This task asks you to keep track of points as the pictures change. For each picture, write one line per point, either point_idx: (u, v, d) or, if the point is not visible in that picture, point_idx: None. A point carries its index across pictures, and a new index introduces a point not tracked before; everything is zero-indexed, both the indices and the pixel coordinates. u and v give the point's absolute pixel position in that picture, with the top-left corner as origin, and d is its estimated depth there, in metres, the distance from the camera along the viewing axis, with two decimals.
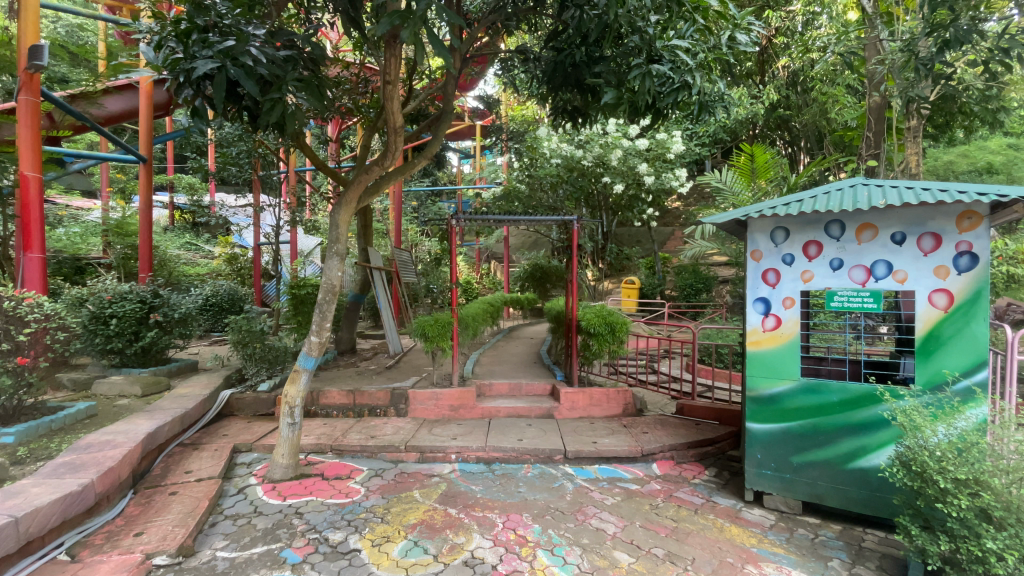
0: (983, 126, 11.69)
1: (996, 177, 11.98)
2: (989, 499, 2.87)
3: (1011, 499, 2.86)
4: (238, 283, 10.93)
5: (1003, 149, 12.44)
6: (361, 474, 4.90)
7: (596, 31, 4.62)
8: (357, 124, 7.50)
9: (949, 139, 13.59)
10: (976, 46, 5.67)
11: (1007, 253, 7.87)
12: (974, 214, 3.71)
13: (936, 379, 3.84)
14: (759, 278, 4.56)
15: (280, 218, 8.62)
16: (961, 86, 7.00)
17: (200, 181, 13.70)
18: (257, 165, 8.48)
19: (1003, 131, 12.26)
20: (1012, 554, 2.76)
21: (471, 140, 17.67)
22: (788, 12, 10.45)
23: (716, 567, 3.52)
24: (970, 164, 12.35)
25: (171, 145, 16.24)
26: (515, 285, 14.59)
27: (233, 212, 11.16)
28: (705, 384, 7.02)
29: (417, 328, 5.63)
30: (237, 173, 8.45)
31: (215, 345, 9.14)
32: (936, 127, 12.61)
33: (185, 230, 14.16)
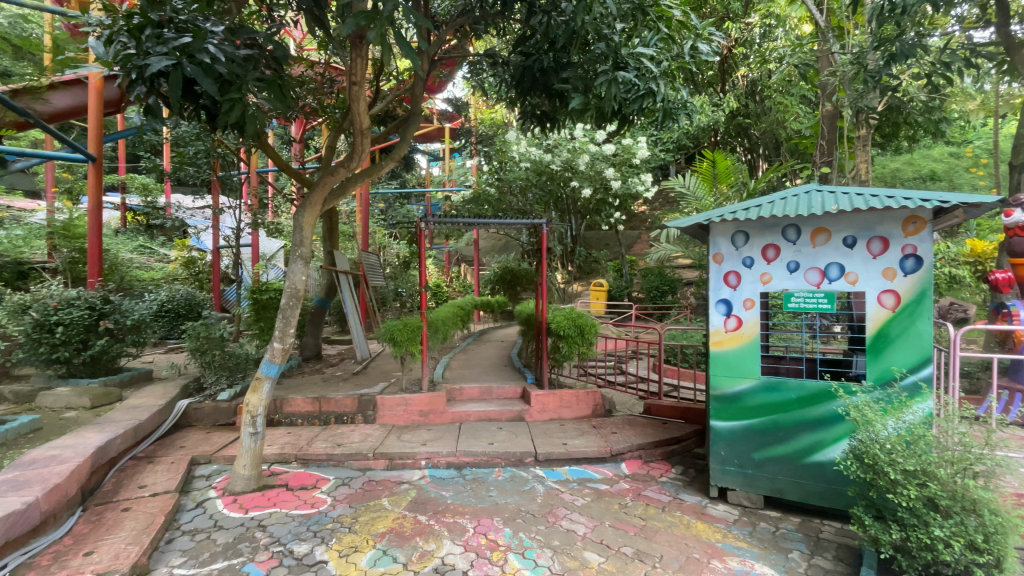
0: (926, 135, 12.35)
1: (938, 184, 12.66)
2: (936, 488, 3.04)
3: (955, 488, 3.04)
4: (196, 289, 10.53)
5: (943, 157, 13.17)
6: (328, 484, 4.79)
7: (563, 37, 4.69)
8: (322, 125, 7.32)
9: (895, 148, 14.29)
10: (921, 60, 5.98)
11: (950, 255, 8.31)
12: (918, 219, 3.94)
13: (886, 376, 4.05)
14: (721, 281, 4.70)
15: (241, 221, 8.32)
16: (906, 98, 7.38)
17: (154, 182, 13.13)
18: (216, 165, 8.21)
19: (944, 140, 12.96)
20: (958, 540, 2.92)
21: (439, 142, 17.54)
22: (745, 24, 10.81)
23: (683, 563, 3.60)
24: (915, 171, 13.03)
25: (123, 144, 15.43)
26: (486, 288, 14.54)
27: (190, 214, 10.74)
28: (671, 383, 7.14)
29: (386, 333, 5.53)
30: (194, 174, 8.15)
31: (171, 353, 8.76)
32: (883, 136, 13.25)
33: (139, 233, 13.53)
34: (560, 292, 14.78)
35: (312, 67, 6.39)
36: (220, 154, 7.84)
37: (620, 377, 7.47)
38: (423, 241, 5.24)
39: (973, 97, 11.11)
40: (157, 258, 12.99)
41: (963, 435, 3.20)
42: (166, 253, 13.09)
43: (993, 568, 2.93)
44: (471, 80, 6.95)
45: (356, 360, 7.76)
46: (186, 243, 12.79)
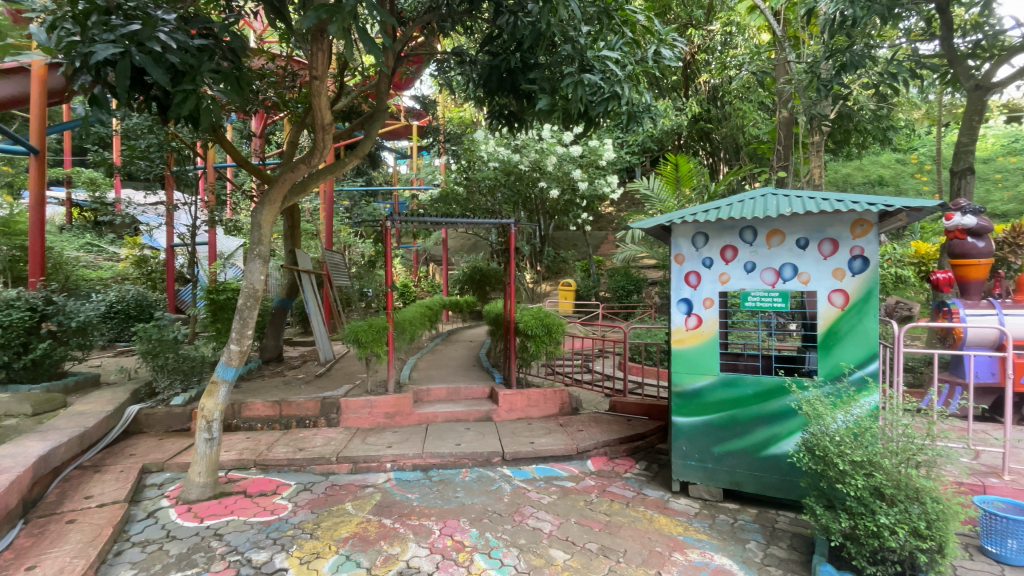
0: (875, 142, 12.98)
1: (885, 189, 13.32)
2: (881, 478, 3.22)
3: (899, 477, 3.22)
4: (148, 290, 10.04)
5: (890, 163, 13.87)
6: (288, 490, 4.66)
7: (529, 38, 4.73)
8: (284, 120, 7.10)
9: (846, 154, 14.94)
10: (870, 71, 6.28)
11: (896, 256, 8.78)
12: (865, 222, 4.15)
13: (836, 371, 4.25)
14: (682, 280, 4.83)
15: (196, 218, 7.99)
16: (856, 106, 7.75)
17: (103, 176, 12.46)
18: (170, 160, 7.86)
19: (891, 148, 13.65)
20: (903, 527, 3.10)
21: (405, 140, 17.30)
22: (708, 31, 11.07)
23: (646, 557, 3.68)
24: (864, 177, 13.69)
25: (69, 136, 14.61)
26: (454, 288, 14.45)
27: (142, 211, 10.24)
28: (636, 380, 7.27)
29: (350, 334, 5.42)
30: (147, 168, 7.77)
31: (120, 357, 8.33)
32: (836, 143, 13.85)
33: (87, 230, 12.82)
34: (528, 292, 14.81)
35: (273, 60, 6.19)
36: (174, 148, 7.50)
37: (587, 376, 7.55)
38: (389, 239, 5.14)
39: (917, 107, 11.72)
40: (105, 256, 12.33)
41: (906, 427, 3.40)
42: (115, 252, 12.43)
43: (934, 552, 3.11)
44: (437, 78, 6.87)
45: (319, 362, 7.58)
46: (138, 241, 12.18)
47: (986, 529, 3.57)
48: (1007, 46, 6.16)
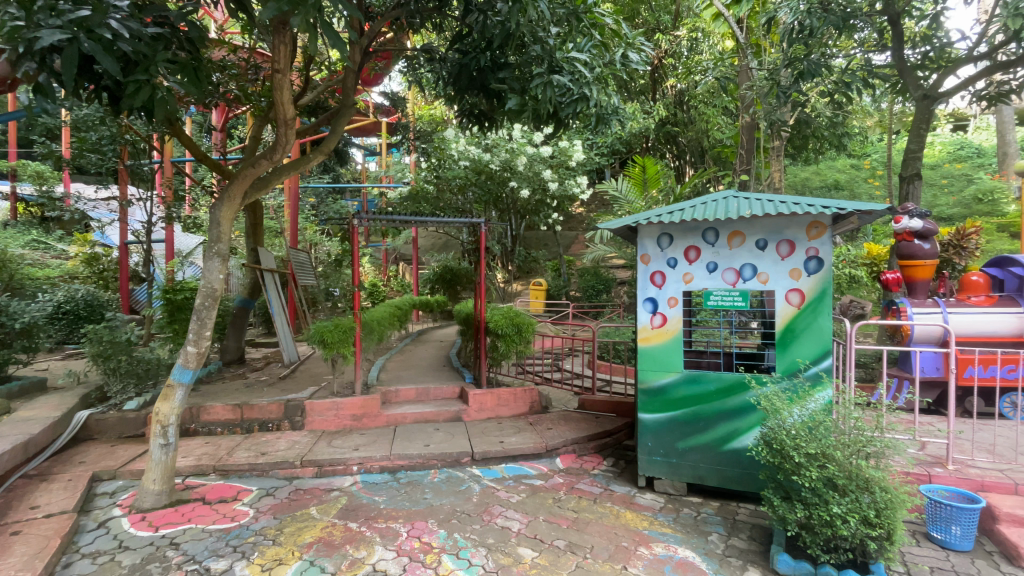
0: (831, 148, 13.53)
1: (841, 193, 13.90)
2: (834, 469, 3.37)
3: (851, 469, 3.37)
4: (100, 290, 9.55)
5: (846, 168, 14.49)
6: (250, 495, 4.52)
7: (499, 37, 4.73)
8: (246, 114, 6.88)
9: (805, 159, 15.49)
10: (827, 79, 6.56)
11: (852, 257, 9.20)
12: (820, 224, 4.34)
13: (792, 367, 4.43)
14: (648, 280, 4.92)
15: (151, 214, 7.66)
16: (814, 112, 8.06)
17: (51, 169, 11.81)
18: (124, 153, 7.50)
19: (846, 154, 14.28)
20: (854, 516, 3.25)
21: (374, 136, 17.02)
22: (674, 36, 11.33)
23: (612, 553, 3.74)
24: (822, 181, 14.26)
25: (12, 127, 13.76)
26: (424, 287, 14.29)
27: (92, 205, 9.74)
28: (605, 378, 7.37)
29: (315, 334, 5.29)
30: (98, 162, 7.42)
31: (69, 359, 7.90)
32: (795, 148, 14.37)
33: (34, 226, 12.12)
34: (499, 291, 14.79)
35: (235, 51, 5.97)
36: (128, 141, 7.16)
37: (557, 374, 7.60)
38: (357, 237, 5.04)
39: (870, 114, 12.28)
40: (53, 254, 11.68)
41: (856, 420, 3.57)
42: (65, 249, 11.79)
43: (883, 539, 3.28)
44: (407, 75, 6.78)
45: (283, 363, 7.38)
46: (89, 238, 11.58)
47: (932, 517, 3.78)
48: (952, 58, 6.58)
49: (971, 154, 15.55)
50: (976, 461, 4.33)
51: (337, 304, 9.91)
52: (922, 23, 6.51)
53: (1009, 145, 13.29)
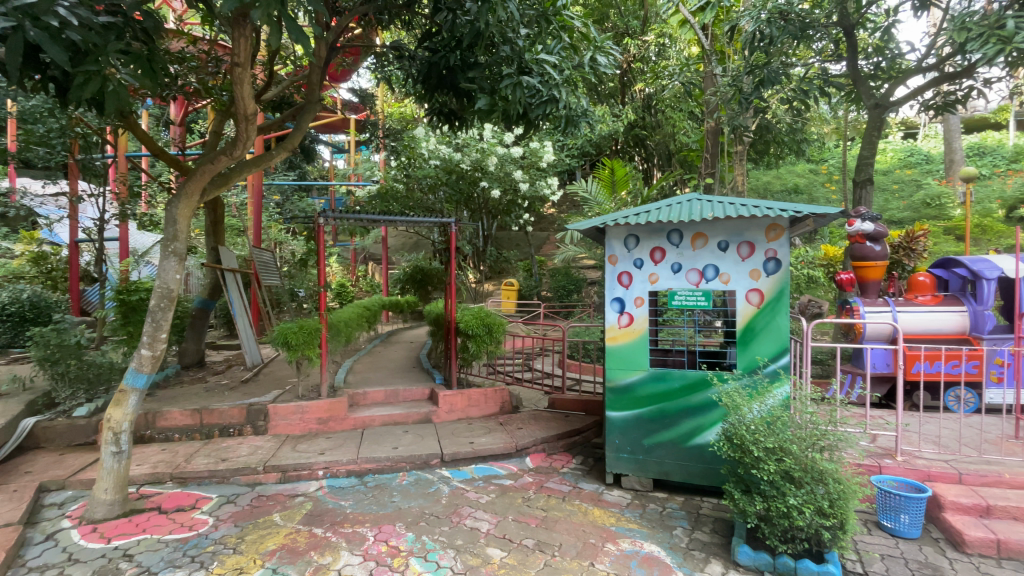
0: (791, 153, 14.04)
1: (800, 197, 14.45)
2: (790, 463, 3.50)
3: (806, 461, 3.51)
4: (47, 290, 9.04)
5: (805, 173, 15.14)
6: (209, 503, 4.36)
7: (468, 37, 4.72)
8: (207, 109, 6.64)
9: (766, 163, 15.93)
10: (786, 86, 6.80)
11: (813, 259, 9.57)
12: (777, 227, 4.50)
13: (752, 365, 4.57)
14: (615, 280, 5.01)
15: (102, 211, 7.30)
16: (774, 118, 8.35)
17: None
18: (74, 147, 7.13)
19: (804, 159, 14.86)
20: (809, 507, 3.39)
21: (343, 134, 16.72)
22: (642, 41, 11.55)
23: (580, 550, 3.78)
24: (782, 185, 14.76)
25: None
26: (393, 288, 14.10)
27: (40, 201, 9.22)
28: (575, 377, 7.44)
29: (279, 336, 5.14)
30: (46, 155, 7.03)
31: (14, 364, 7.45)
32: (757, 153, 14.85)
33: None
34: (471, 292, 14.70)
35: (195, 42, 5.75)
36: (78, 134, 6.80)
37: (528, 374, 7.63)
38: (323, 237, 4.93)
39: (828, 121, 12.81)
40: None
41: (812, 415, 3.72)
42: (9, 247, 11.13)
43: (837, 529, 3.43)
44: (376, 73, 6.70)
45: (245, 366, 7.16)
46: (36, 235, 10.96)
47: (883, 506, 3.98)
48: (903, 69, 6.91)
49: (920, 162, 16.45)
50: (922, 452, 4.58)
51: (303, 305, 9.64)
52: (874, 35, 6.84)
53: (955, 151, 14.08)
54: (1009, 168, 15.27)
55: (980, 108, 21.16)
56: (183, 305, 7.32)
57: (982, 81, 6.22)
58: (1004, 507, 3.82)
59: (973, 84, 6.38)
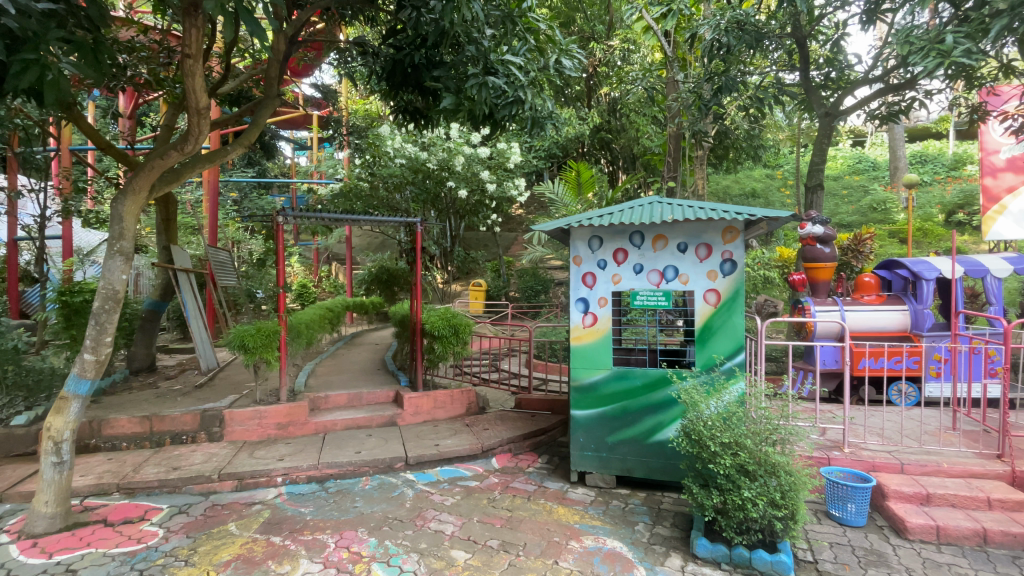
0: (749, 159, 14.57)
1: (758, 201, 15.00)
2: (745, 456, 3.63)
3: (760, 455, 3.64)
4: None
5: (762, 178, 15.76)
6: (159, 514, 4.16)
7: (432, 35, 4.69)
8: (159, 101, 6.34)
9: (727, 168, 16.05)
10: (743, 94, 7.05)
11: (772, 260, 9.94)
12: (733, 229, 4.66)
13: (710, 362, 4.71)
14: (579, 281, 5.07)
15: (43, 207, 6.86)
16: (732, 124, 8.64)
17: None
18: (13, 139, 6.67)
19: (761, 165, 15.44)
20: (762, 499, 3.53)
21: (304, 131, 16.31)
22: (607, 46, 11.73)
23: (545, 548, 3.81)
24: (741, 189, 15.28)
25: None
26: (358, 288, 13.82)
27: None
28: (541, 377, 7.49)
29: (235, 338, 4.96)
30: None
31: None
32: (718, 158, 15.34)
33: None
34: (437, 293, 14.55)
35: (145, 32, 5.48)
36: (17, 125, 6.37)
37: (494, 375, 7.62)
38: (282, 235, 4.79)
39: (783, 129, 13.36)
40: None
41: (766, 410, 3.88)
42: None
43: (788, 519, 3.58)
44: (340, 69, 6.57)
45: (199, 370, 6.87)
46: None
47: (832, 496, 4.19)
48: (851, 80, 7.28)
49: (867, 168, 17.42)
50: (868, 443, 4.83)
51: (262, 307, 9.31)
52: (826, 46, 7.18)
53: (899, 159, 14.89)
54: (948, 176, 16.27)
55: (922, 118, 22.46)
56: (131, 307, 6.96)
57: (923, 92, 6.62)
58: (942, 495, 4.07)
59: (915, 96, 6.78)
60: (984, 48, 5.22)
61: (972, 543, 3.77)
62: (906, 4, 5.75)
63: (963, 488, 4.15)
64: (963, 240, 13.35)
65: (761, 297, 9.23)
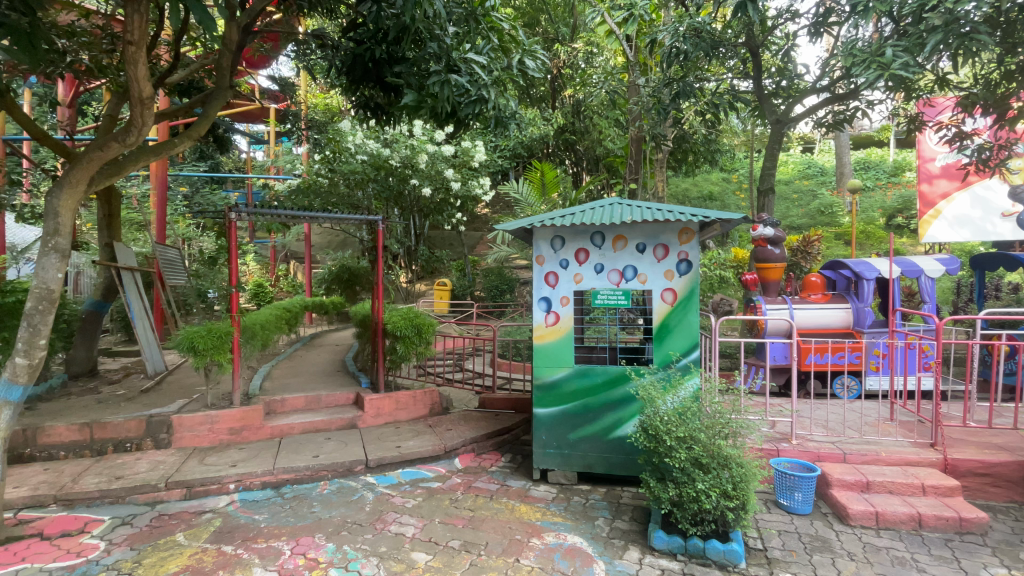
0: (706, 163, 15.06)
1: (715, 204, 15.52)
2: (699, 450, 3.75)
3: (713, 448, 3.77)
4: None
5: (719, 181, 16.31)
6: (100, 526, 3.92)
7: (393, 30, 4.62)
8: (102, 90, 5.98)
9: (687, 170, 16.39)
10: (701, 99, 7.29)
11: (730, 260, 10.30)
12: (688, 230, 4.81)
13: (667, 359, 4.84)
14: (542, 280, 5.10)
15: None
16: (690, 129, 8.91)
17: None
18: None
19: (719, 169, 15.97)
20: (715, 490, 3.66)
21: (260, 124, 15.76)
22: (571, 48, 11.84)
23: (506, 546, 3.82)
24: (699, 192, 15.78)
25: None
26: (318, 288, 13.44)
27: None
28: (505, 377, 7.50)
29: (184, 340, 4.73)
30: None
31: None
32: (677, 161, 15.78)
33: None
34: (400, 292, 14.32)
35: (87, 16, 5.15)
36: None
37: (458, 375, 7.58)
38: (235, 232, 4.58)
39: (739, 134, 13.89)
40: None
41: (719, 405, 4.00)
42: None
43: (740, 509, 3.72)
44: (298, 61, 6.39)
45: (146, 374, 6.52)
46: None
47: (781, 486, 4.38)
48: (800, 90, 7.62)
49: (815, 174, 18.31)
50: (814, 435, 5.08)
51: (214, 307, 8.92)
52: (778, 56, 7.47)
53: (844, 166, 15.71)
54: (889, 182, 17.28)
55: (865, 128, 23.74)
56: (70, 308, 6.56)
57: (866, 102, 7.01)
58: (880, 482, 4.33)
59: (859, 106, 7.17)
60: (920, 62, 5.54)
61: (908, 527, 4.02)
62: (851, 17, 6.06)
63: (899, 475, 4.42)
64: (902, 243, 14.24)
65: (718, 296, 9.57)
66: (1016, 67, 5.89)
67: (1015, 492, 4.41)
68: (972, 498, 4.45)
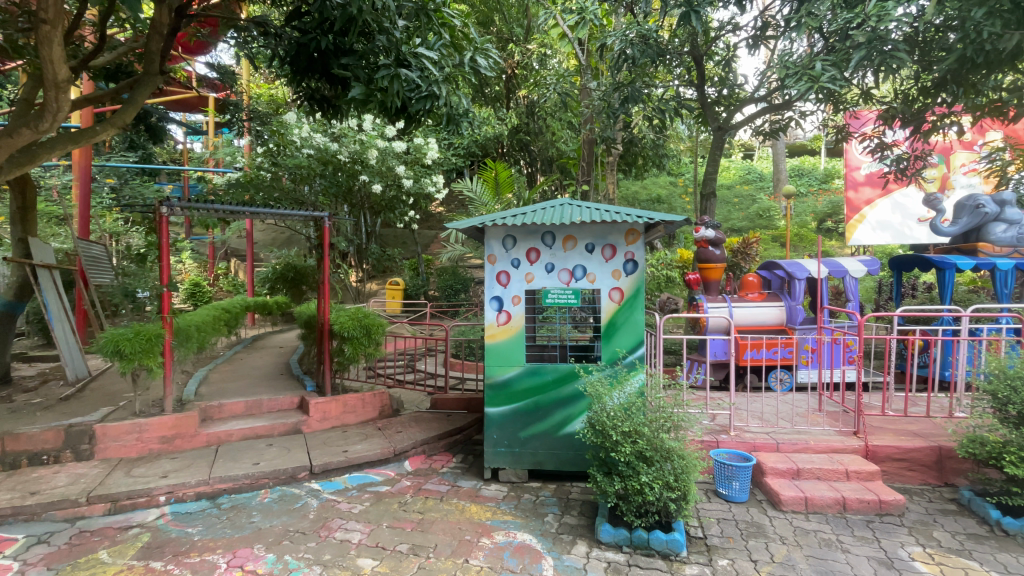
0: (654, 168, 15.59)
1: (662, 206, 16.06)
2: (643, 444, 3.85)
3: (656, 442, 3.88)
4: None
5: (666, 185, 16.88)
6: (12, 547, 3.58)
7: (339, 21, 4.47)
8: (16, 71, 5.48)
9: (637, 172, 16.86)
10: (650, 104, 7.53)
11: None
12: (634, 231, 4.96)
13: (614, 357, 4.96)
14: (494, 279, 5.09)
15: None
16: (636, 133, 9.15)
17: None
18: None
19: (665, 173, 16.56)
20: (658, 482, 3.78)
21: (195, 113, 14.90)
22: (525, 49, 11.90)
23: (455, 548, 3.79)
24: (648, 194, 16.26)
25: None
26: (262, 288, 12.86)
27: None
28: (457, 377, 7.44)
29: (108, 344, 4.39)
30: None
31: None
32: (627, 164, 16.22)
33: None
34: (349, 292, 13.92)
35: None
36: None
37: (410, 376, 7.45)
38: (166, 227, 4.28)
39: (683, 140, 14.46)
40: None
41: (662, 399, 4.14)
42: None
43: (681, 500, 3.86)
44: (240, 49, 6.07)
45: (66, 380, 6.02)
46: None
47: (721, 476, 4.59)
48: (740, 98, 8.00)
49: (755, 179, 19.32)
50: (751, 426, 5.36)
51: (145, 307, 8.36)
52: (719, 66, 7.81)
53: (780, 172, 16.65)
54: (822, 189, 18.47)
55: (799, 136, 25.18)
56: None
57: (799, 113, 7.47)
58: (810, 469, 4.63)
59: (793, 116, 7.62)
60: (847, 76, 5.95)
61: (834, 510, 4.31)
62: (786, 33, 6.43)
63: (826, 462, 4.74)
64: (832, 246, 15.26)
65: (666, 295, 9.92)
66: (931, 84, 6.45)
67: (928, 475, 4.81)
68: (891, 481, 4.82)
